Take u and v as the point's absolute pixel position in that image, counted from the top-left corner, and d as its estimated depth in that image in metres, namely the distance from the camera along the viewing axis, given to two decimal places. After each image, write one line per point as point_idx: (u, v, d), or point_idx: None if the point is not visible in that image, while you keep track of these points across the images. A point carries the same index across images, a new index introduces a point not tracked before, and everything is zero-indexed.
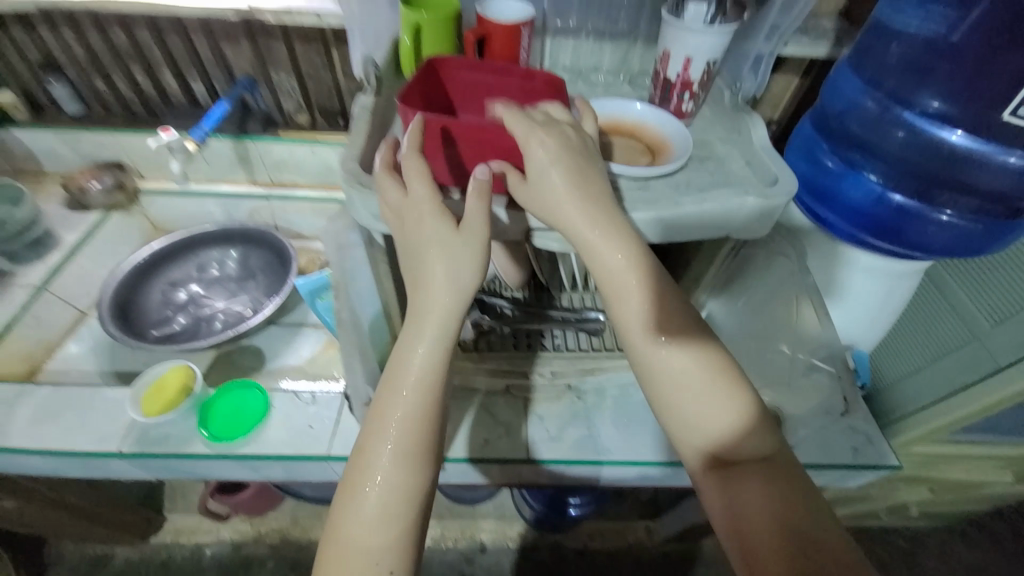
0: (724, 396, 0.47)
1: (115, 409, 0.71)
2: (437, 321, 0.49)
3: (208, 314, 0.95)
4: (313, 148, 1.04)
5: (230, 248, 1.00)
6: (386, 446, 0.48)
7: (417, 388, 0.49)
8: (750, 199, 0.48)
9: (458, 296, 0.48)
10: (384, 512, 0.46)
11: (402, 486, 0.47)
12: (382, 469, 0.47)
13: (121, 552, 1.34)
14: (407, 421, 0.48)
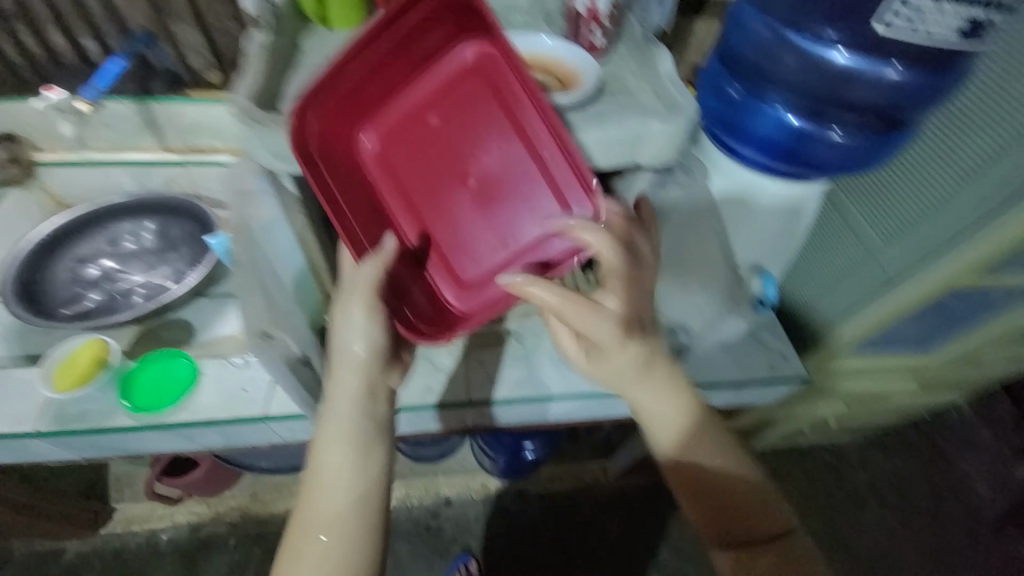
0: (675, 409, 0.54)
1: (28, 390, 0.67)
2: (348, 374, 0.54)
3: (124, 289, 0.89)
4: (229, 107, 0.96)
5: (144, 220, 0.93)
6: (329, 503, 0.48)
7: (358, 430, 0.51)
8: (656, 122, 0.51)
9: (360, 363, 0.54)
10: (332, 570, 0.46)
11: (341, 542, 0.47)
12: (327, 528, 0.47)
13: (72, 544, 1.30)
14: (340, 469, 0.50)
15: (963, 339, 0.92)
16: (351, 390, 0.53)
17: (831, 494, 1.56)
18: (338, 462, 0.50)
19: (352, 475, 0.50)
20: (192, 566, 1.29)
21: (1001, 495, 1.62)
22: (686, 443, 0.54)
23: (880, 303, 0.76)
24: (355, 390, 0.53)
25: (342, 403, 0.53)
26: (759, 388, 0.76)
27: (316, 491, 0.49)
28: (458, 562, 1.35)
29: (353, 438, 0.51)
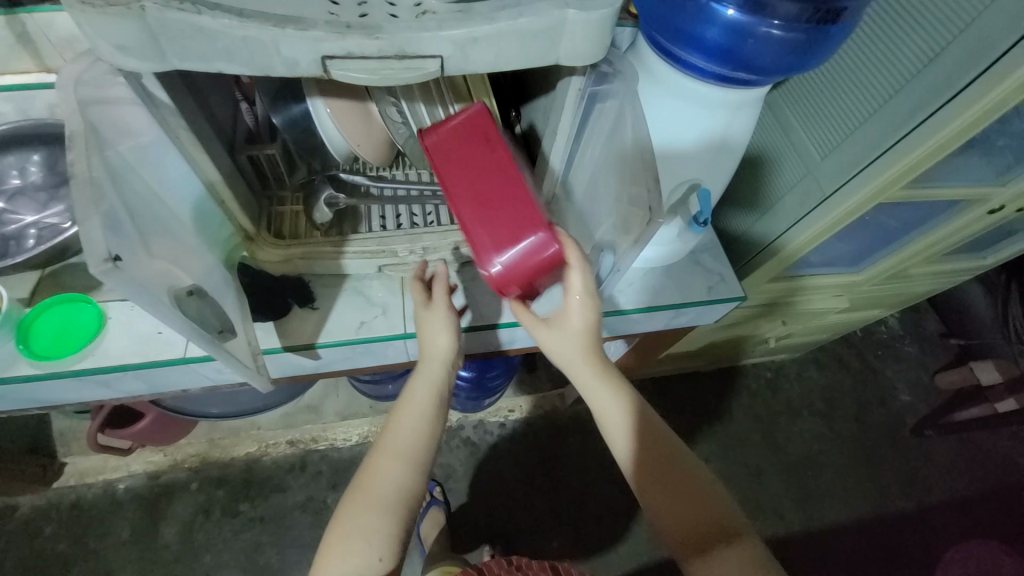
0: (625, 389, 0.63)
1: None
2: (435, 364, 0.65)
3: (15, 231, 0.80)
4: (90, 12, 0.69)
5: (27, 151, 0.81)
6: (393, 449, 0.62)
7: (415, 413, 0.63)
8: (569, 11, 0.42)
9: (443, 356, 0.64)
10: (394, 500, 0.60)
11: (407, 483, 0.61)
12: (391, 465, 0.61)
13: (25, 500, 1.28)
14: (409, 431, 0.62)
15: (894, 255, 0.95)
16: (436, 379, 0.64)
17: (770, 408, 1.69)
18: (410, 427, 0.63)
19: (418, 435, 0.63)
20: (156, 511, 1.29)
21: (916, 400, 1.80)
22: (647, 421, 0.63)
23: (813, 220, 0.76)
24: (439, 378, 0.65)
25: (423, 385, 0.64)
26: (696, 309, 0.78)
27: (387, 438, 0.63)
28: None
29: (424, 407, 0.63)
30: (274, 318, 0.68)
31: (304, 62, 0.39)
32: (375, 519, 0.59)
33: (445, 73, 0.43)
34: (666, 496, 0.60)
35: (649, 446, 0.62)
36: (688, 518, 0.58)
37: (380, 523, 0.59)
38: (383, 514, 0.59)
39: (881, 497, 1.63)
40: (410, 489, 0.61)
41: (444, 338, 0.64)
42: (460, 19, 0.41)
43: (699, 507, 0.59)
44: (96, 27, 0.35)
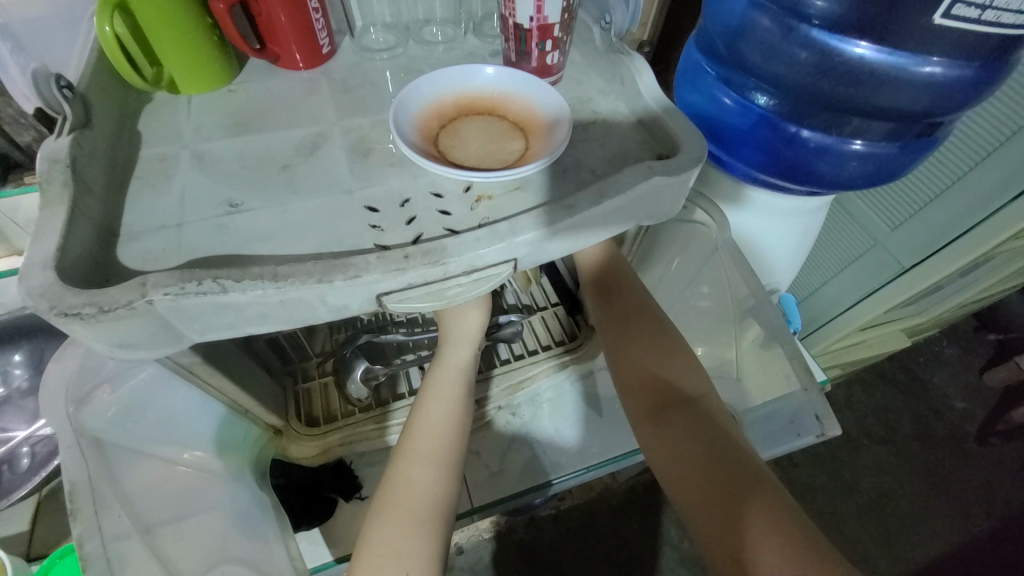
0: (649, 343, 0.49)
1: None
2: (462, 349, 0.57)
3: (5, 454, 0.69)
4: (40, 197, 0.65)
5: (10, 354, 0.73)
6: (426, 450, 0.49)
7: (443, 418, 0.52)
8: (656, 178, 0.36)
9: (472, 337, 0.58)
10: (439, 505, 0.46)
11: (445, 490, 0.48)
12: (427, 470, 0.48)
13: None
14: (440, 424, 0.51)
15: (960, 296, 0.86)
16: (463, 361, 0.57)
17: (830, 441, 1.23)
18: (439, 419, 0.52)
19: (446, 419, 0.52)
20: None
21: (971, 405, 1.29)
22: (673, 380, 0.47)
23: (887, 294, 0.68)
24: (467, 362, 0.57)
25: (449, 376, 0.55)
26: None
27: (412, 437, 0.51)
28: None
29: (453, 393, 0.54)
30: (322, 521, 0.58)
31: (357, 304, 0.32)
32: (410, 535, 0.44)
33: (518, 270, 0.36)
34: (636, 352, 0.49)
35: (671, 388, 0.47)
36: (657, 382, 0.47)
37: (422, 537, 0.44)
38: (422, 527, 0.45)
39: (948, 532, 1.13)
40: (439, 498, 0.47)
41: (475, 315, 0.58)
42: (529, 212, 0.35)
43: (661, 366, 0.48)
44: (95, 329, 0.28)
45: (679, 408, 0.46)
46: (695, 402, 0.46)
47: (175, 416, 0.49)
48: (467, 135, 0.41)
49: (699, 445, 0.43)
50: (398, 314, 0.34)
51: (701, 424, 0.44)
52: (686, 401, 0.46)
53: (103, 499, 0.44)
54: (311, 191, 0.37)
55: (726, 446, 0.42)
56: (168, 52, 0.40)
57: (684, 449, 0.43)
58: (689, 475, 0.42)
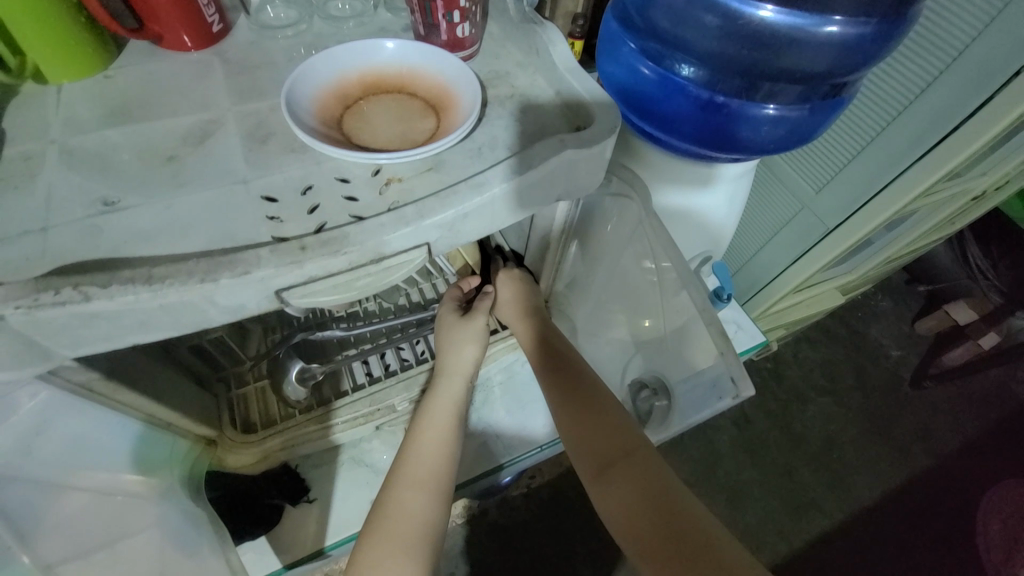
0: (591, 400, 0.49)
1: None
2: (454, 382, 0.56)
3: None
4: None
5: None
6: (416, 476, 0.49)
7: (435, 448, 0.51)
8: (568, 151, 0.35)
9: (468, 373, 0.56)
10: (425, 539, 0.45)
11: (436, 517, 0.47)
12: (417, 498, 0.47)
13: None
14: (433, 456, 0.50)
15: (885, 252, 0.91)
16: (456, 397, 0.55)
17: (779, 397, 1.30)
18: (432, 447, 0.51)
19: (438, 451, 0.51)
20: None
21: (905, 352, 1.38)
22: (615, 432, 0.47)
23: (816, 255, 0.71)
24: (460, 399, 0.55)
25: (442, 407, 0.54)
26: None
27: (403, 468, 0.49)
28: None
29: (446, 424, 0.53)
30: (270, 527, 0.56)
31: (254, 303, 0.30)
32: (400, 560, 0.44)
33: (434, 255, 0.34)
34: (582, 417, 0.49)
35: (613, 439, 0.46)
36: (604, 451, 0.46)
37: (406, 574, 0.43)
38: (410, 554, 0.44)
39: (889, 472, 1.22)
40: (429, 529, 0.46)
41: (470, 351, 0.57)
42: (436, 194, 0.33)
43: (602, 419, 0.48)
44: None
45: (620, 459, 0.45)
46: (636, 453, 0.45)
47: (82, 439, 0.41)
48: (373, 118, 0.38)
49: (639, 498, 0.43)
50: (303, 310, 0.32)
51: (645, 481, 0.43)
52: (627, 450, 0.45)
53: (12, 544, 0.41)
54: (202, 185, 0.34)
55: (668, 501, 0.42)
56: (34, 41, 0.36)
57: (626, 500, 0.43)
58: (634, 524, 0.42)
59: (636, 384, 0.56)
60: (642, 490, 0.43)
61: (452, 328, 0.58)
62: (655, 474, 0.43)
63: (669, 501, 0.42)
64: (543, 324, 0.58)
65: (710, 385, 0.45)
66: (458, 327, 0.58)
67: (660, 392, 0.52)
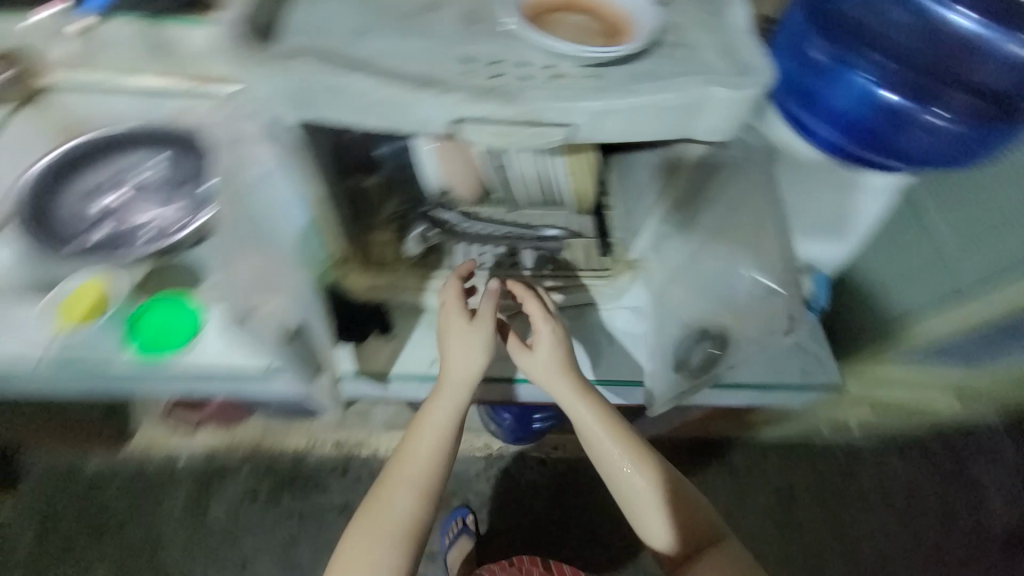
0: (603, 445, 0.65)
1: (35, 322, 0.67)
2: (457, 391, 0.64)
3: (132, 227, 0.80)
4: None
5: (156, 153, 0.86)
6: (414, 477, 0.62)
7: (428, 453, 0.63)
8: (716, 90, 0.40)
9: (473, 379, 0.64)
10: (413, 535, 0.61)
11: (422, 515, 0.62)
12: (414, 500, 0.62)
13: (95, 459, 1.35)
14: (428, 461, 0.63)
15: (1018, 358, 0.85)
16: (449, 413, 0.64)
17: None
18: (427, 453, 0.63)
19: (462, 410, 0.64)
20: (209, 487, 1.35)
21: None
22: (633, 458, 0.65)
23: (934, 315, 0.72)
24: (463, 401, 0.64)
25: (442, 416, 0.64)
26: (789, 392, 0.75)
27: (405, 461, 0.63)
28: (453, 514, 1.37)
29: (444, 432, 0.64)
30: (359, 339, 0.71)
31: (436, 122, 0.39)
32: (401, 553, 0.61)
33: (571, 140, 0.42)
34: (603, 433, 0.65)
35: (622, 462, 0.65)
36: (622, 468, 0.65)
37: (399, 565, 0.60)
38: (403, 550, 0.61)
39: None
40: (415, 532, 0.61)
41: (476, 362, 0.64)
42: (591, 90, 0.40)
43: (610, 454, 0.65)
44: (254, 80, 0.38)
45: (635, 483, 0.65)
46: (649, 475, 0.65)
47: (277, 208, 0.55)
48: (560, 23, 0.46)
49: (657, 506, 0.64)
50: (464, 144, 0.41)
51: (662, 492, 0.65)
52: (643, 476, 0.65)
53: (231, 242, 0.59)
54: (420, 36, 0.43)
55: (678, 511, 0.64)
56: None
57: (646, 508, 0.64)
58: (651, 517, 0.65)
59: (698, 335, 0.68)
60: (659, 503, 0.64)
61: (459, 337, 0.64)
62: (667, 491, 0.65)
63: (676, 514, 0.64)
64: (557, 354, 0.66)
65: (766, 334, 0.65)
66: (460, 341, 0.64)
67: (717, 342, 0.67)
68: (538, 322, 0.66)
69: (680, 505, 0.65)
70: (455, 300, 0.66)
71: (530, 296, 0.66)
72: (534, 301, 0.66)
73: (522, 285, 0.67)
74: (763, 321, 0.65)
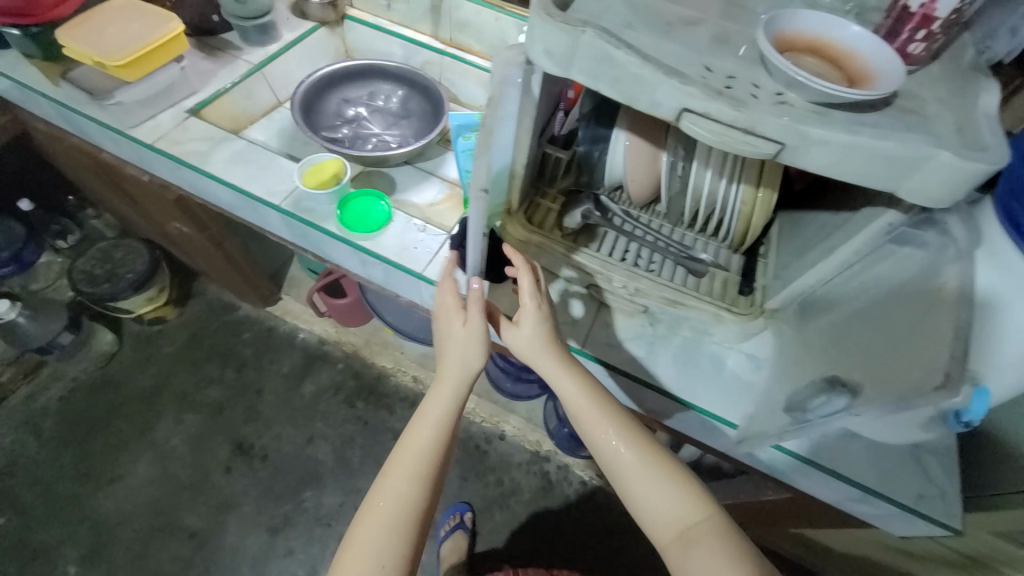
0: (596, 430, 0.66)
1: (285, 176, 0.89)
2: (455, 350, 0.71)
3: (365, 135, 1.05)
4: (496, 16, 1.02)
5: (400, 88, 1.08)
6: (432, 418, 0.69)
7: (443, 396, 0.69)
8: (943, 155, 0.41)
9: (481, 338, 0.71)
10: (430, 468, 0.67)
11: (438, 452, 0.67)
12: (432, 434, 0.68)
13: (242, 308, 1.66)
14: (437, 408, 0.69)
15: None
16: (458, 365, 0.71)
17: None
18: (438, 400, 0.69)
19: (465, 366, 0.71)
20: (310, 366, 1.58)
21: None
22: (635, 446, 0.65)
23: None
24: (474, 357, 0.71)
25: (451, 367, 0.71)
26: (893, 509, 0.68)
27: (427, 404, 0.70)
28: (452, 508, 1.40)
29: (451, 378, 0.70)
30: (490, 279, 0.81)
31: (667, 107, 0.46)
32: (415, 482, 0.65)
33: (776, 158, 0.46)
34: (583, 402, 0.67)
35: (622, 441, 0.65)
36: (606, 437, 0.65)
37: (421, 492, 0.65)
38: (420, 480, 0.66)
39: None
40: (432, 467, 0.67)
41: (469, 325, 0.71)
42: (818, 121, 0.44)
43: (607, 440, 0.65)
44: (542, 34, 0.48)
45: (636, 470, 0.64)
46: (656, 467, 0.64)
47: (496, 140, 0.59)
48: (801, 60, 0.50)
49: (669, 498, 0.63)
50: (680, 132, 0.47)
51: (674, 484, 0.63)
52: (648, 464, 0.64)
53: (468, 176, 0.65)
54: (674, 40, 0.51)
55: (690, 506, 0.62)
56: None
57: (659, 501, 0.63)
58: (664, 512, 0.62)
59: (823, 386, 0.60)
60: (670, 494, 0.63)
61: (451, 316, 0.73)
62: (682, 485, 0.63)
63: (689, 511, 0.62)
64: (535, 332, 0.69)
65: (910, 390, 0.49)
66: (454, 319, 0.72)
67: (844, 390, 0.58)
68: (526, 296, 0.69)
69: (693, 499, 0.63)
70: (453, 301, 0.74)
71: (522, 269, 0.69)
72: (525, 275, 0.69)
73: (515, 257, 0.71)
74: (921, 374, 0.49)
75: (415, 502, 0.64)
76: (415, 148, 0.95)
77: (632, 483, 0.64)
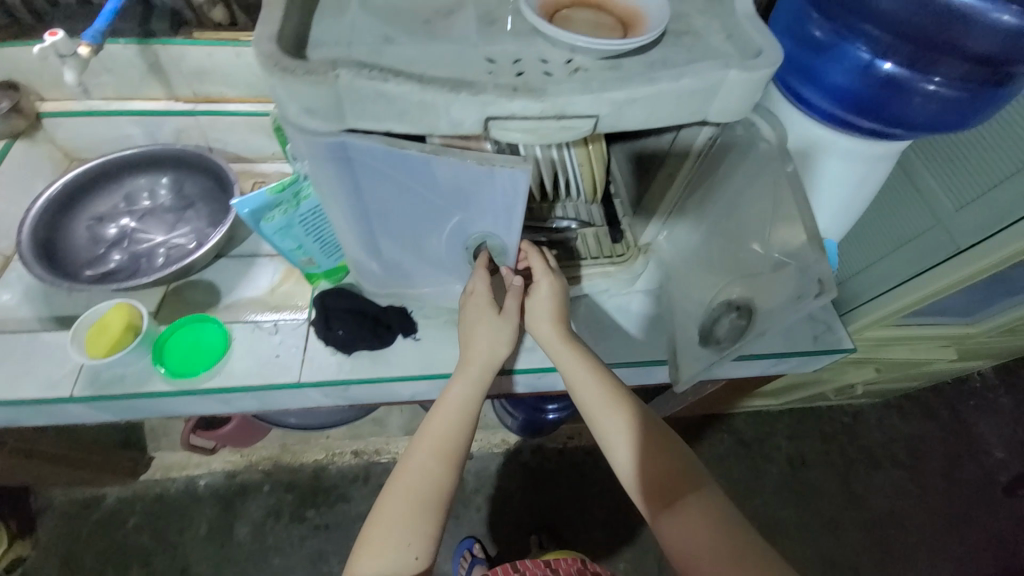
0: (603, 388, 0.62)
1: (65, 353, 0.68)
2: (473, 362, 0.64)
3: (146, 249, 0.84)
4: (237, 51, 0.84)
5: (161, 175, 0.87)
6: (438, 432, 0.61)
7: (453, 409, 0.62)
8: (732, 72, 0.42)
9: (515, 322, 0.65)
10: (434, 493, 0.58)
11: (438, 480, 0.58)
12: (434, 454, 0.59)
13: (110, 492, 1.33)
14: (444, 423, 0.61)
15: (1009, 315, 0.88)
16: (480, 361, 0.64)
17: None
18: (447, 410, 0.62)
19: (495, 356, 0.64)
20: (232, 508, 1.35)
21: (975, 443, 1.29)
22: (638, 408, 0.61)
23: (936, 274, 0.71)
24: (496, 351, 0.64)
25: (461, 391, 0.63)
26: (803, 358, 0.78)
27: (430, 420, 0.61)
28: (459, 547, 1.34)
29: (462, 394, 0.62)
30: (377, 347, 0.71)
31: (470, 123, 0.41)
32: (417, 506, 0.57)
33: (596, 131, 0.44)
34: (586, 375, 0.63)
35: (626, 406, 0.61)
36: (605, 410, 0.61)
37: (426, 518, 0.56)
38: (424, 508, 0.57)
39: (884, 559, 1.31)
40: (444, 486, 0.58)
41: (486, 326, 0.64)
42: (617, 82, 0.42)
43: (618, 402, 0.61)
44: (291, 92, 0.39)
45: (640, 431, 0.60)
46: (655, 426, 0.61)
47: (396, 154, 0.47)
48: (575, 19, 0.48)
49: (657, 465, 0.58)
50: (496, 142, 0.43)
51: (663, 445, 0.59)
52: (648, 425, 0.60)
53: (429, 200, 0.54)
54: (446, 40, 0.44)
55: (681, 463, 0.58)
56: None
57: (651, 469, 0.58)
58: (656, 478, 0.57)
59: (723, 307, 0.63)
60: (660, 458, 0.58)
61: (489, 321, 0.64)
62: (674, 446, 0.59)
63: (682, 471, 0.57)
64: (557, 304, 0.65)
65: (794, 297, 0.52)
66: (477, 317, 0.64)
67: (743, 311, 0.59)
68: (540, 278, 0.65)
69: (684, 456, 0.59)
70: (486, 293, 0.64)
71: (532, 250, 0.66)
72: (536, 254, 0.65)
73: (523, 242, 0.66)
74: (794, 283, 0.53)
75: (439, 483, 0.58)
76: (218, 240, 0.78)
77: (640, 442, 0.59)
